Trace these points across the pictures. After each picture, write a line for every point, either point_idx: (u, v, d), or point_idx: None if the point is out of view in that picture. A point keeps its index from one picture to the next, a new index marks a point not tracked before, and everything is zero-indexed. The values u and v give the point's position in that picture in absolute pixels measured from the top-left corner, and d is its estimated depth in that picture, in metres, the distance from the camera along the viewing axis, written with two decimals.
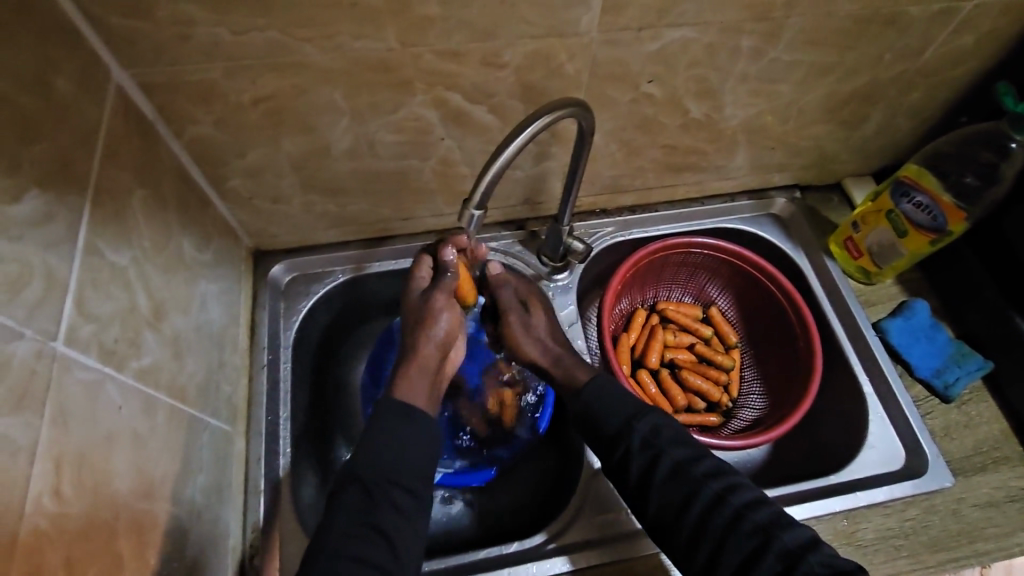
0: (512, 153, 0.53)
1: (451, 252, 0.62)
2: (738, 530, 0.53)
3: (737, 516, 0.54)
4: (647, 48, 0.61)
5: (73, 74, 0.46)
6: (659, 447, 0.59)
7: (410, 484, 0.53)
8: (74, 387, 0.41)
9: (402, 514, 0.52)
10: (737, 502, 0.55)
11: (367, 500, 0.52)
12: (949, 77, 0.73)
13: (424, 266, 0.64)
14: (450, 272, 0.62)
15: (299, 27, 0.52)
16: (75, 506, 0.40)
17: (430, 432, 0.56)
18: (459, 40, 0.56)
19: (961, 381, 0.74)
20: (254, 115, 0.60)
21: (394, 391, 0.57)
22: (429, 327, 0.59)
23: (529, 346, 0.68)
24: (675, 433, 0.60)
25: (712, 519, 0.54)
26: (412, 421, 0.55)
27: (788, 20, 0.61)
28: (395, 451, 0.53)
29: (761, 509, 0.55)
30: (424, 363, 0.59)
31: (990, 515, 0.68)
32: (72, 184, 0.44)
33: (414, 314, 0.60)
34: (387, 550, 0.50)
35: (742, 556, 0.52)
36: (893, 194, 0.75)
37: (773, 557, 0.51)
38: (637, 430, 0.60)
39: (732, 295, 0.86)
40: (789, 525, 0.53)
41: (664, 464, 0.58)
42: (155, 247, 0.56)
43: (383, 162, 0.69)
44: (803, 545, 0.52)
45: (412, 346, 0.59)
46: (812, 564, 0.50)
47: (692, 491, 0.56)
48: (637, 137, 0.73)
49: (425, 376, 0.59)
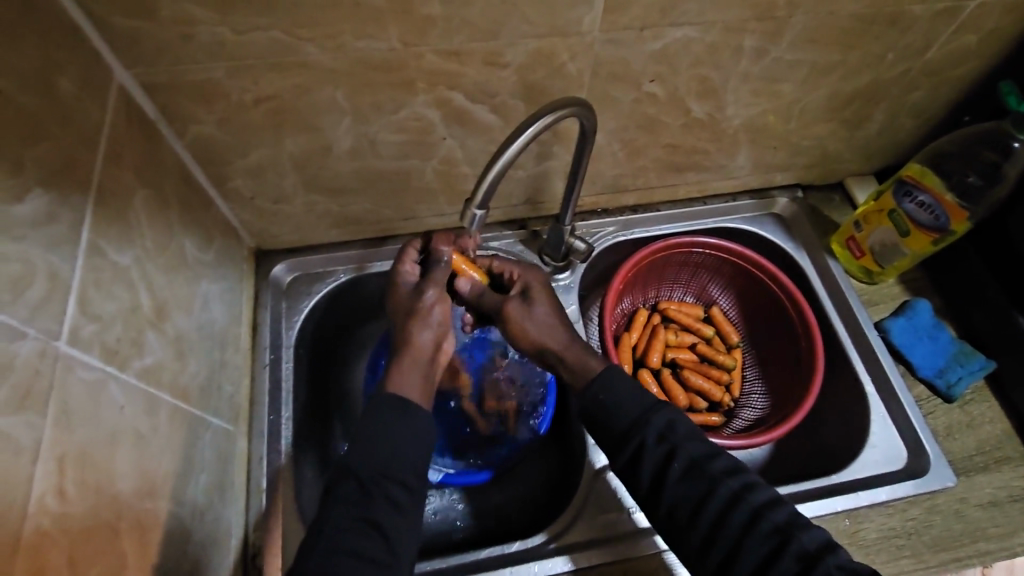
0: (514, 153, 0.52)
1: (446, 249, 0.63)
2: (756, 531, 0.53)
3: (754, 518, 0.54)
4: (649, 47, 0.61)
5: (75, 73, 0.46)
6: (673, 443, 0.58)
7: (404, 479, 0.53)
8: (77, 387, 0.42)
9: (397, 508, 0.52)
10: (754, 502, 0.54)
11: (362, 499, 0.51)
12: (951, 77, 0.73)
13: (410, 258, 0.64)
14: (443, 264, 0.63)
15: (302, 27, 0.52)
16: (78, 505, 0.40)
17: (424, 424, 0.55)
18: (462, 40, 0.56)
19: (963, 381, 0.74)
20: (256, 115, 0.60)
21: (387, 383, 0.57)
22: (423, 317, 0.60)
23: (534, 329, 0.65)
24: (690, 429, 0.59)
25: (728, 520, 0.54)
26: (407, 413, 0.55)
27: (791, 19, 0.61)
28: (390, 446, 0.53)
29: (779, 509, 0.54)
30: (419, 354, 0.59)
31: (992, 515, 0.68)
32: (75, 184, 0.44)
33: (405, 306, 0.61)
34: (384, 548, 0.50)
35: (757, 560, 0.52)
36: (895, 193, 0.75)
37: (790, 558, 0.51)
38: (653, 424, 0.59)
39: (733, 295, 0.86)
40: (809, 526, 0.53)
41: (679, 460, 0.57)
42: (158, 247, 0.56)
43: (385, 162, 0.69)
44: (821, 548, 0.52)
45: (405, 337, 0.59)
46: (830, 566, 0.50)
47: (707, 491, 0.56)
48: (640, 136, 0.73)
49: (418, 367, 0.58)
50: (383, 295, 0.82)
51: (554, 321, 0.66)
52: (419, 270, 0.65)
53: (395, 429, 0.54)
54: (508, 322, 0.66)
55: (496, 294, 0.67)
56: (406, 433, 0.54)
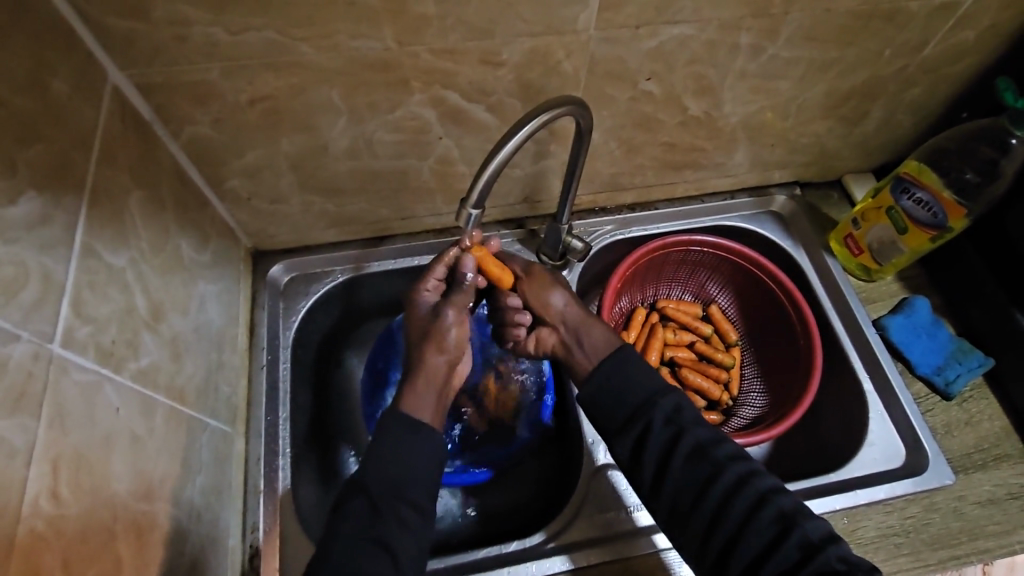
0: (509, 153, 0.52)
1: (472, 261, 0.62)
2: (760, 516, 0.53)
3: (759, 503, 0.54)
4: (645, 45, 0.61)
5: (69, 75, 0.46)
6: (681, 424, 0.58)
7: (414, 499, 0.53)
8: (72, 390, 0.42)
9: (406, 529, 0.52)
10: (760, 486, 0.55)
11: (371, 518, 0.51)
12: (949, 73, 0.73)
13: (436, 273, 0.63)
14: (465, 285, 0.62)
15: (297, 26, 0.52)
16: (73, 507, 0.40)
17: (440, 446, 0.56)
18: (456, 39, 0.56)
19: (961, 378, 0.74)
20: (252, 115, 0.59)
21: (399, 402, 0.57)
22: (439, 339, 0.61)
23: (557, 295, 0.67)
24: (698, 417, 0.60)
25: (731, 506, 0.54)
26: (421, 434, 0.55)
27: (787, 16, 0.61)
28: (403, 462, 0.53)
29: (785, 495, 0.55)
30: (433, 375, 0.59)
31: (990, 511, 0.68)
32: (69, 186, 0.44)
33: (421, 325, 0.61)
34: (389, 566, 0.50)
35: (762, 543, 0.52)
36: (893, 190, 0.75)
37: (793, 545, 0.51)
38: (660, 406, 0.59)
39: (732, 293, 0.85)
40: (812, 515, 0.54)
41: (686, 443, 0.57)
42: (153, 248, 0.55)
43: (382, 161, 0.69)
44: (825, 537, 0.52)
45: (420, 358, 0.60)
46: (831, 558, 0.50)
47: (712, 475, 0.56)
48: (638, 134, 0.73)
49: (431, 388, 0.59)
50: (383, 296, 0.82)
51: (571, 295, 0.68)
52: (439, 287, 0.64)
53: (406, 448, 0.54)
54: (536, 284, 0.67)
55: (523, 263, 0.69)
56: (418, 446, 0.54)
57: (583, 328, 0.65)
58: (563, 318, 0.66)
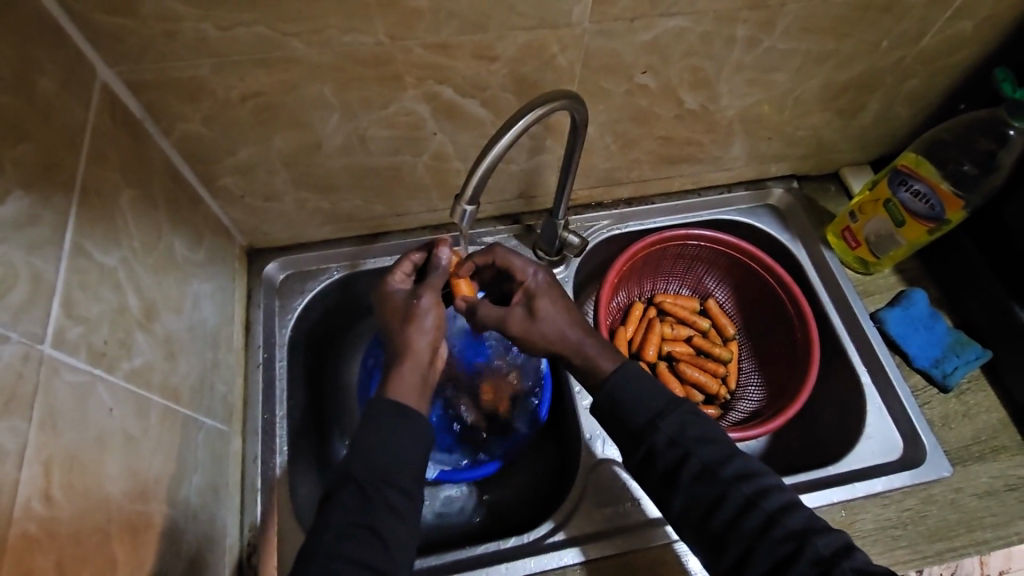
0: (503, 148, 0.52)
1: (447, 252, 0.64)
2: (771, 536, 0.52)
3: (769, 523, 0.53)
4: (640, 38, 0.60)
5: (57, 71, 0.46)
6: (687, 445, 0.56)
7: (403, 483, 0.52)
8: (62, 390, 0.41)
9: (403, 520, 0.51)
10: (769, 508, 0.53)
11: (367, 515, 0.50)
12: (948, 64, 0.72)
13: (403, 268, 0.64)
14: (439, 270, 0.63)
15: (286, 21, 0.51)
16: (64, 509, 0.39)
17: (427, 434, 0.55)
18: (449, 32, 0.55)
19: (959, 371, 0.73)
20: (243, 112, 0.59)
21: (386, 389, 0.56)
22: (417, 321, 0.59)
23: (546, 334, 0.63)
24: (703, 433, 0.57)
25: (741, 523, 0.53)
26: (407, 422, 0.54)
27: (783, 8, 0.60)
28: (393, 455, 0.52)
29: (795, 514, 0.53)
30: (417, 358, 0.58)
31: (989, 504, 0.68)
32: (59, 185, 0.44)
33: (399, 312, 0.60)
34: (387, 562, 0.50)
35: (772, 561, 0.52)
36: (891, 182, 0.75)
37: (805, 563, 0.50)
38: (662, 428, 0.57)
39: (730, 287, 0.85)
40: (825, 531, 0.52)
41: (693, 464, 0.56)
42: (145, 247, 0.55)
43: (376, 157, 0.68)
44: (837, 552, 0.51)
45: (403, 342, 0.58)
46: (844, 570, 0.49)
47: (720, 495, 0.55)
48: (633, 128, 0.72)
49: (417, 370, 0.57)
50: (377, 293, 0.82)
51: (565, 326, 0.63)
52: (409, 278, 0.64)
53: (400, 444, 0.53)
54: (517, 325, 0.64)
55: (494, 310, 0.64)
56: (412, 444, 0.54)
57: (576, 350, 0.63)
58: (552, 340, 0.63)
